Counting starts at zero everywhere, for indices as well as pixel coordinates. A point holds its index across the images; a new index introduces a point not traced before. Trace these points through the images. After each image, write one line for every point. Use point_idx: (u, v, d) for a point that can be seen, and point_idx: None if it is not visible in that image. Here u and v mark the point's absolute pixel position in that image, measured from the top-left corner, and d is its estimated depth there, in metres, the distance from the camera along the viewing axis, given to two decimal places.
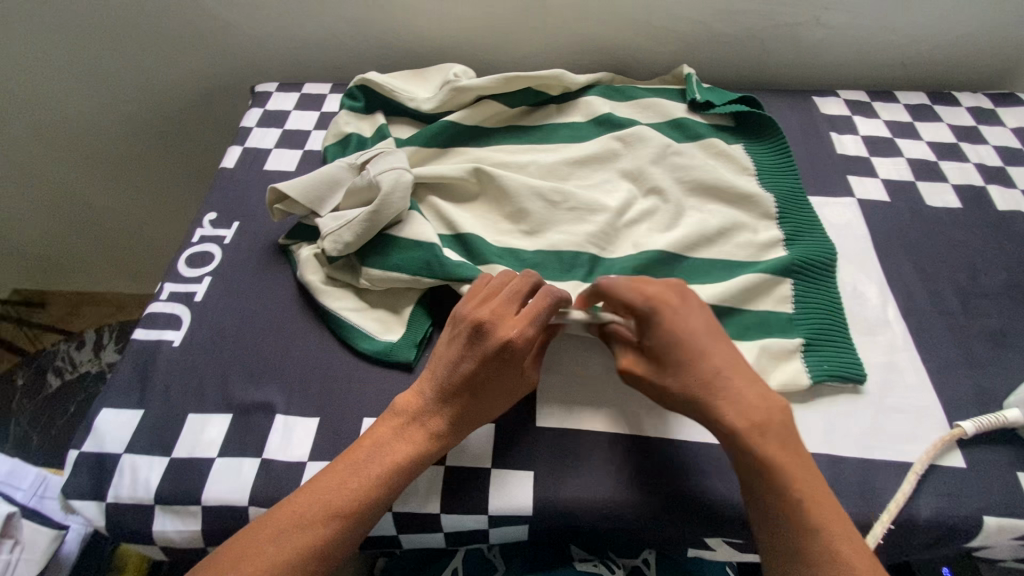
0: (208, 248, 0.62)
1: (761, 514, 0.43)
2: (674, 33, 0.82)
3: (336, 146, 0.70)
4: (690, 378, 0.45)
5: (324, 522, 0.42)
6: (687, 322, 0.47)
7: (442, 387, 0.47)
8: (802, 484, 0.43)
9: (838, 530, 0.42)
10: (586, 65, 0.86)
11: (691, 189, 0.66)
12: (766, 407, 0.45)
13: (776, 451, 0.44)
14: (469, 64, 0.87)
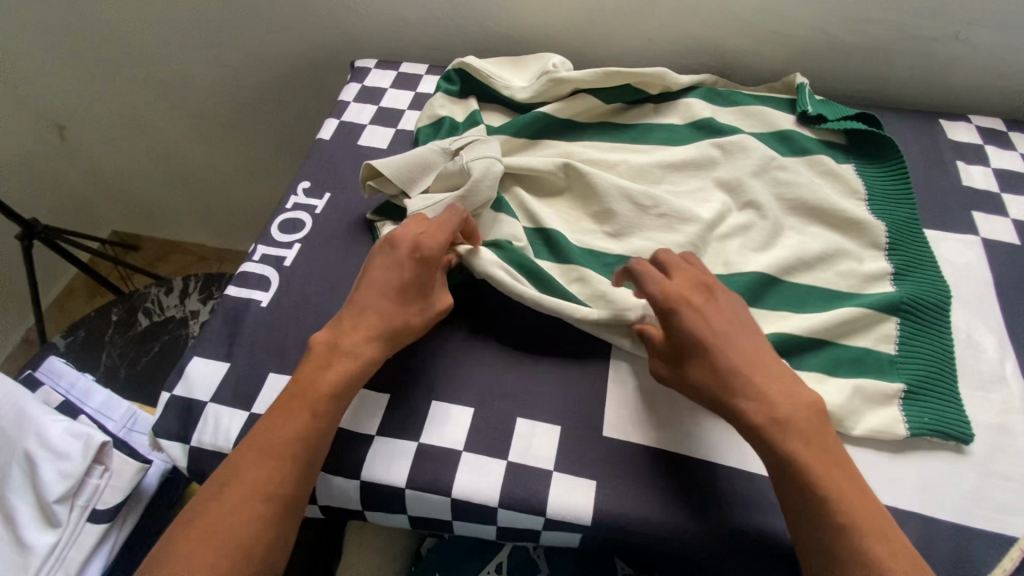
0: (300, 215, 0.64)
1: (798, 517, 0.41)
2: (789, 38, 0.77)
3: (429, 128, 0.71)
4: (706, 367, 0.45)
5: (268, 459, 0.43)
6: (704, 313, 0.47)
7: (362, 313, 0.48)
8: (831, 482, 0.41)
9: (879, 539, 0.39)
10: (688, 65, 0.83)
11: (791, 209, 0.63)
12: (783, 400, 0.44)
13: (801, 450, 0.42)
14: (566, 55, 0.85)
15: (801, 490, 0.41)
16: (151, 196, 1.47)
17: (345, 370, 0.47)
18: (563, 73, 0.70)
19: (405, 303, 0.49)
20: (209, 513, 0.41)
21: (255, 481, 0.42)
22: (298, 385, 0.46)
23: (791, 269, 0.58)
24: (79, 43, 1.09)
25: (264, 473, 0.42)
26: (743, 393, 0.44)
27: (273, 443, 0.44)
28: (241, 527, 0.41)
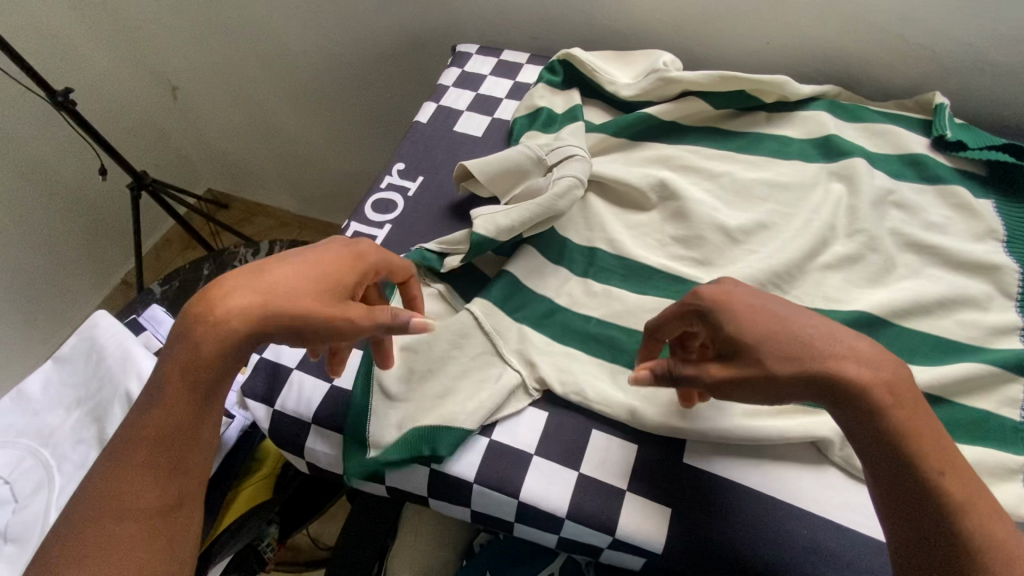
0: (393, 197, 0.65)
1: (901, 494, 0.37)
2: (930, 52, 0.69)
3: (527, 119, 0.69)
4: (787, 352, 0.40)
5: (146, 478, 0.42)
6: (753, 301, 0.43)
7: (246, 283, 0.43)
8: (931, 450, 0.37)
9: (993, 518, 0.36)
10: (806, 72, 0.77)
11: (914, 243, 0.57)
12: (872, 361, 0.39)
13: (905, 414, 0.38)
14: (673, 53, 0.81)
15: (904, 461, 0.37)
16: (245, 160, 1.56)
17: (208, 351, 0.42)
18: (674, 71, 0.67)
19: (294, 290, 0.43)
20: (98, 496, 0.41)
21: (142, 470, 0.42)
22: (170, 365, 0.43)
23: (906, 310, 0.53)
24: (200, 8, 1.16)
25: (133, 455, 0.42)
26: (827, 367, 0.39)
27: (151, 428, 0.43)
28: (128, 514, 0.41)
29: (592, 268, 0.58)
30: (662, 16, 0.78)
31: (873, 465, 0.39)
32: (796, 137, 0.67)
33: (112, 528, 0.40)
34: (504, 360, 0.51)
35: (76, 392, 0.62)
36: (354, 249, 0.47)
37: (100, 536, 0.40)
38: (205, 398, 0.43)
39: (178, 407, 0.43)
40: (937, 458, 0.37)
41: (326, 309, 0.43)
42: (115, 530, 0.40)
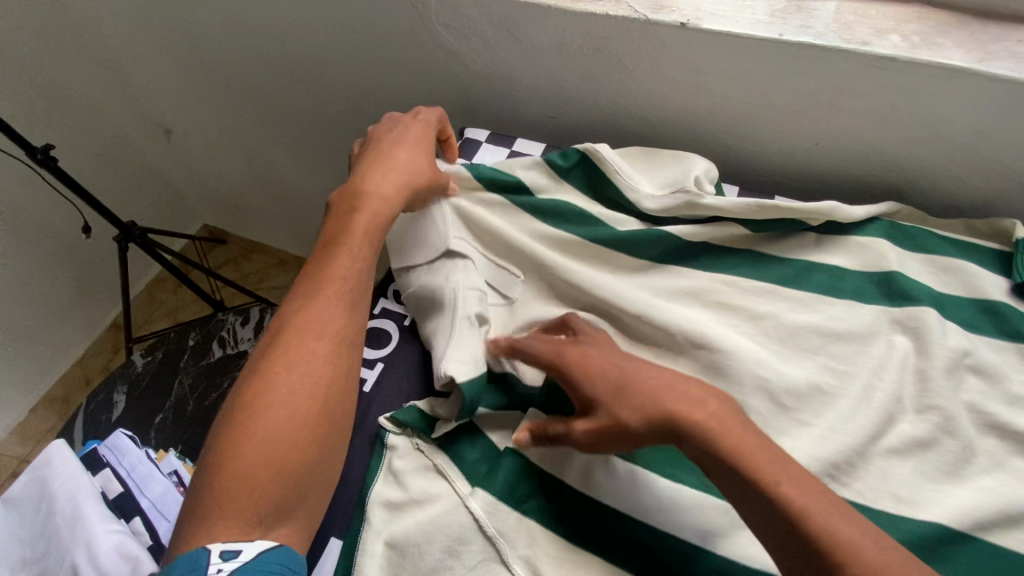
0: (387, 326, 0.63)
1: (759, 519, 0.40)
2: (1009, 170, 0.60)
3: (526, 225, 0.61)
4: (620, 400, 0.44)
5: (290, 415, 0.46)
6: (601, 357, 0.46)
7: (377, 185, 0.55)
8: (786, 487, 0.39)
9: (863, 546, 0.37)
10: (858, 179, 0.68)
11: (992, 426, 0.49)
12: (713, 411, 0.43)
13: (740, 443, 0.41)
14: (705, 147, 0.73)
15: (753, 499, 0.39)
16: (242, 202, 1.48)
17: (366, 247, 0.53)
18: (704, 196, 0.58)
19: (396, 176, 0.56)
20: (258, 376, 0.47)
21: (301, 358, 0.48)
22: (327, 265, 0.52)
23: (983, 519, 0.45)
24: (191, 56, 1.08)
25: (287, 343, 0.48)
26: (671, 416, 0.42)
27: (312, 324, 0.49)
28: (293, 394, 0.46)
29: None
30: (697, 110, 0.69)
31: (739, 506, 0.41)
32: (850, 268, 0.58)
33: (275, 408, 0.46)
34: (509, 569, 0.44)
35: (22, 552, 0.54)
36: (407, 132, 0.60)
37: (267, 412, 0.45)
38: (360, 303, 0.52)
39: (337, 296, 0.51)
40: (786, 490, 0.39)
41: (423, 179, 0.57)
42: (273, 407, 0.46)
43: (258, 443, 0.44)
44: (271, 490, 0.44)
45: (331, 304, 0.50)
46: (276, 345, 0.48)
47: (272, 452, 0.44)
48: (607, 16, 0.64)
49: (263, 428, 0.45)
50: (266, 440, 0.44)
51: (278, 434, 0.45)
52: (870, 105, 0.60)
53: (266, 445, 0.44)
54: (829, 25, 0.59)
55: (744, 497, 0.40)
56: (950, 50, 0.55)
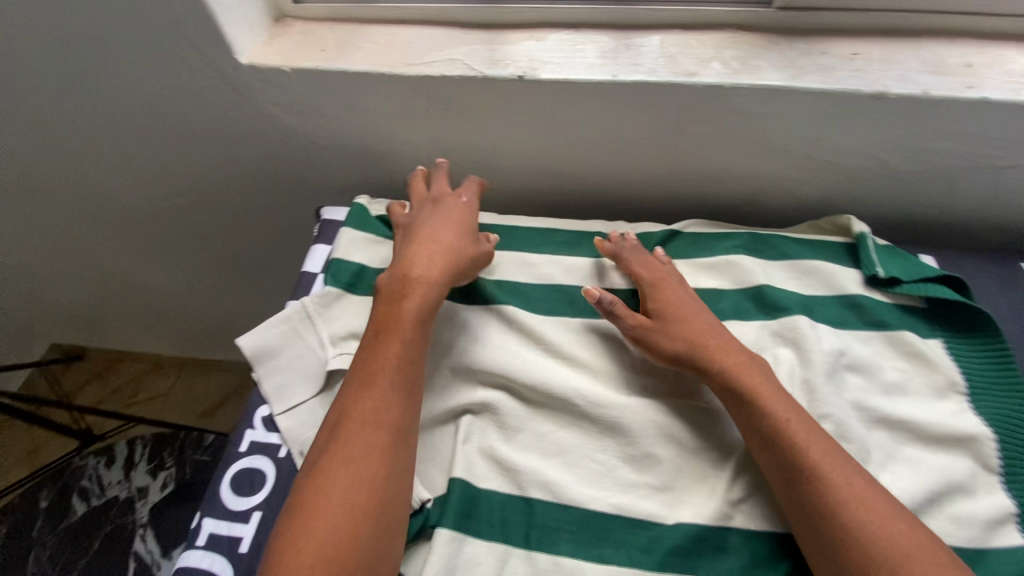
0: (257, 464, 0.51)
1: (794, 476, 0.44)
2: (838, 168, 0.65)
3: None
4: (694, 337, 0.52)
5: (352, 484, 0.42)
6: (678, 298, 0.55)
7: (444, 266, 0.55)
8: (818, 442, 0.45)
9: (865, 498, 0.42)
10: (716, 194, 0.71)
11: (877, 419, 0.51)
12: (751, 372, 0.49)
13: (769, 399, 0.47)
14: (572, 185, 0.72)
15: (778, 449, 0.45)
16: (92, 314, 1.29)
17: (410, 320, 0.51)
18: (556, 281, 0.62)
19: (436, 233, 0.57)
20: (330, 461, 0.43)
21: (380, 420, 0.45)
22: (382, 338, 0.50)
23: None
24: None
25: (372, 429, 0.44)
26: (708, 353, 0.50)
27: (367, 387, 0.47)
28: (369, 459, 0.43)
29: (535, 531, 0.46)
30: (555, 151, 0.68)
31: (776, 456, 0.45)
32: (725, 288, 0.60)
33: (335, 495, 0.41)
34: None
35: None
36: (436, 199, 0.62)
37: (339, 474, 0.42)
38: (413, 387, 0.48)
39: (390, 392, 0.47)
40: (815, 440, 0.45)
41: (455, 228, 0.58)
42: (362, 497, 0.42)
43: (332, 504, 0.41)
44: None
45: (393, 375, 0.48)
46: (353, 413, 0.45)
47: (330, 522, 0.40)
48: (443, 77, 0.62)
49: (332, 500, 0.41)
50: (326, 512, 0.40)
51: (343, 510, 0.41)
52: (711, 130, 0.62)
53: (326, 516, 0.40)
54: (656, 61, 0.61)
55: (767, 429, 0.46)
56: (767, 71, 0.58)
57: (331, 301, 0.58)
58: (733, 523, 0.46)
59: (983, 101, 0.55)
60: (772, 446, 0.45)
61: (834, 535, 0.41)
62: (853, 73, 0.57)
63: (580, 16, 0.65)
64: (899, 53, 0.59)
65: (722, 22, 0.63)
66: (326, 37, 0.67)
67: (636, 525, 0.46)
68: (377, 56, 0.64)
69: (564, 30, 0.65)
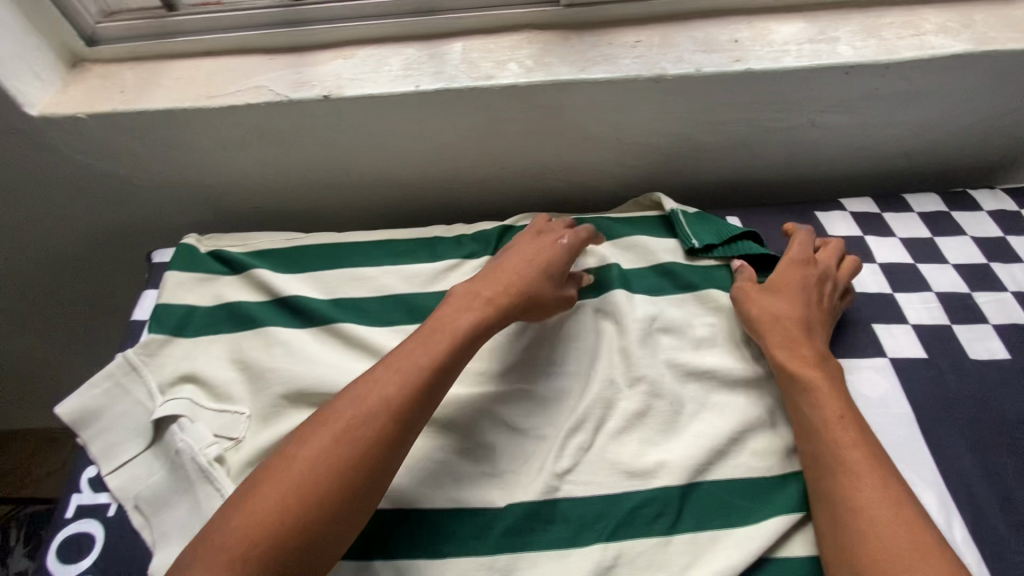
0: (84, 528, 0.49)
1: (823, 458, 0.47)
2: (649, 147, 0.70)
3: (237, 347, 0.58)
4: (796, 320, 0.55)
5: (299, 497, 0.40)
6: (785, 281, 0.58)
7: (503, 291, 0.54)
8: (831, 420, 0.49)
9: (867, 472, 0.45)
10: (551, 185, 0.75)
11: (689, 374, 0.56)
12: (813, 356, 0.53)
13: (818, 379, 0.51)
14: (413, 195, 0.74)
15: (810, 419, 0.49)
16: None
17: (462, 328, 0.50)
18: (394, 290, 0.62)
19: (500, 270, 0.56)
20: (291, 463, 0.41)
21: (360, 440, 0.43)
22: (427, 356, 0.48)
23: (703, 465, 0.51)
24: None
25: (388, 425, 0.44)
26: (816, 336, 0.55)
27: (360, 402, 0.44)
28: (328, 473, 0.41)
29: (374, 540, 0.47)
30: (384, 164, 0.69)
31: (811, 437, 0.49)
32: None
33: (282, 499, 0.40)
34: None
35: None
36: (544, 233, 0.61)
37: (292, 477, 0.41)
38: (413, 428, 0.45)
39: (375, 412, 0.44)
40: (834, 419, 0.48)
41: (528, 277, 0.55)
42: (342, 481, 0.41)
43: (274, 508, 0.39)
44: (273, 554, 0.38)
45: (388, 397, 0.45)
46: (340, 429, 0.43)
47: (302, 490, 0.40)
48: (249, 106, 0.61)
49: (307, 461, 0.42)
50: (307, 479, 0.41)
51: (319, 480, 0.41)
52: (523, 126, 0.65)
53: (309, 483, 0.41)
54: (458, 67, 0.63)
55: (806, 415, 0.50)
56: (559, 67, 0.62)
57: (156, 349, 0.57)
58: (561, 494, 0.49)
59: (748, 72, 0.61)
60: (813, 427, 0.49)
61: (846, 510, 0.44)
62: (635, 60, 0.62)
63: (385, 31, 0.66)
64: (676, 36, 0.64)
65: (519, 23, 0.66)
66: (127, 78, 0.65)
67: (471, 514, 0.48)
68: (181, 92, 0.63)
69: (371, 45, 0.66)
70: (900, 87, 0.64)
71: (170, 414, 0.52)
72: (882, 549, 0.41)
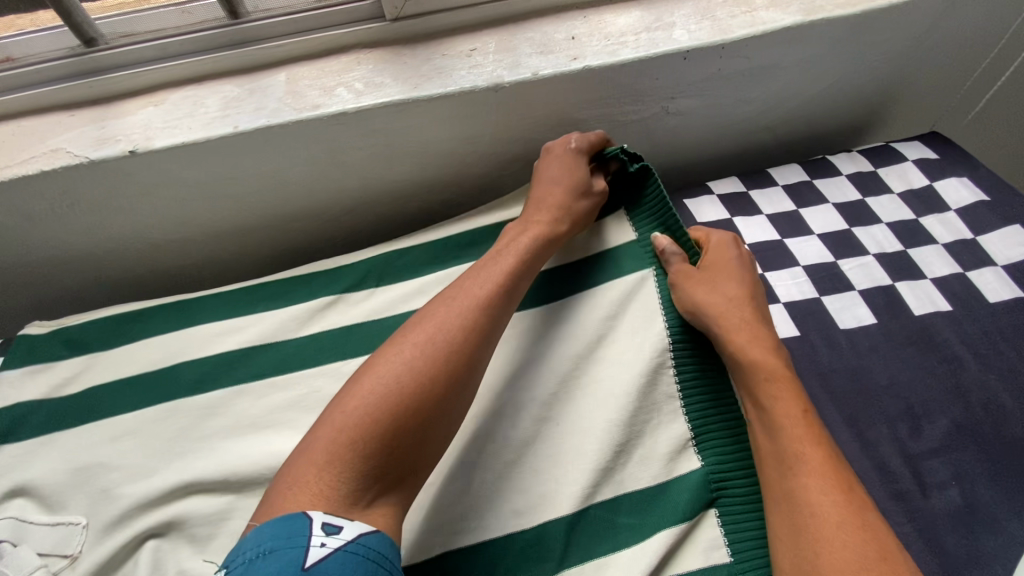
0: None
1: (778, 453, 0.46)
2: (509, 156, 0.67)
3: (68, 446, 0.51)
4: (744, 307, 0.54)
5: (368, 438, 0.39)
6: (720, 264, 0.57)
7: (549, 220, 0.56)
8: (790, 413, 0.47)
9: (823, 468, 0.44)
10: (419, 207, 0.71)
11: (567, 389, 0.53)
12: (767, 347, 0.52)
13: (777, 370, 0.50)
14: (273, 239, 0.69)
15: (770, 417, 0.48)
16: None
17: (517, 252, 0.53)
18: (249, 351, 0.57)
19: (538, 198, 0.58)
20: (382, 391, 0.41)
21: (423, 373, 0.43)
22: (472, 295, 0.49)
23: (593, 488, 0.47)
24: None
25: (448, 344, 0.45)
26: (766, 324, 0.54)
27: (426, 338, 0.45)
28: (394, 409, 0.41)
29: None
30: (228, 213, 0.64)
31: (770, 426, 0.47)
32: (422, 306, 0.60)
33: (357, 432, 0.39)
34: None
35: None
36: (551, 154, 0.61)
37: (376, 410, 0.40)
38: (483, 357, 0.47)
39: (445, 343, 0.45)
40: (794, 411, 0.47)
41: (561, 201, 0.58)
42: (410, 400, 0.41)
43: (360, 443, 0.39)
44: (359, 483, 0.38)
45: (448, 334, 0.45)
46: (401, 365, 0.43)
47: (344, 431, 0.40)
48: (45, 174, 0.55)
49: (354, 404, 0.41)
50: (370, 409, 0.40)
51: (364, 420, 0.40)
52: (367, 152, 0.61)
53: (339, 427, 0.40)
54: (281, 99, 0.58)
55: (764, 407, 0.48)
56: (390, 87, 0.58)
57: None
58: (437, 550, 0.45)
59: (586, 69, 0.58)
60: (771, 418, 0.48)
61: (796, 509, 0.43)
62: (470, 69, 0.59)
63: (201, 69, 0.61)
64: (512, 40, 0.61)
65: (348, 44, 0.62)
66: None
67: None
68: None
69: (187, 87, 0.60)
70: (743, 65, 0.63)
71: None
72: (832, 549, 0.40)
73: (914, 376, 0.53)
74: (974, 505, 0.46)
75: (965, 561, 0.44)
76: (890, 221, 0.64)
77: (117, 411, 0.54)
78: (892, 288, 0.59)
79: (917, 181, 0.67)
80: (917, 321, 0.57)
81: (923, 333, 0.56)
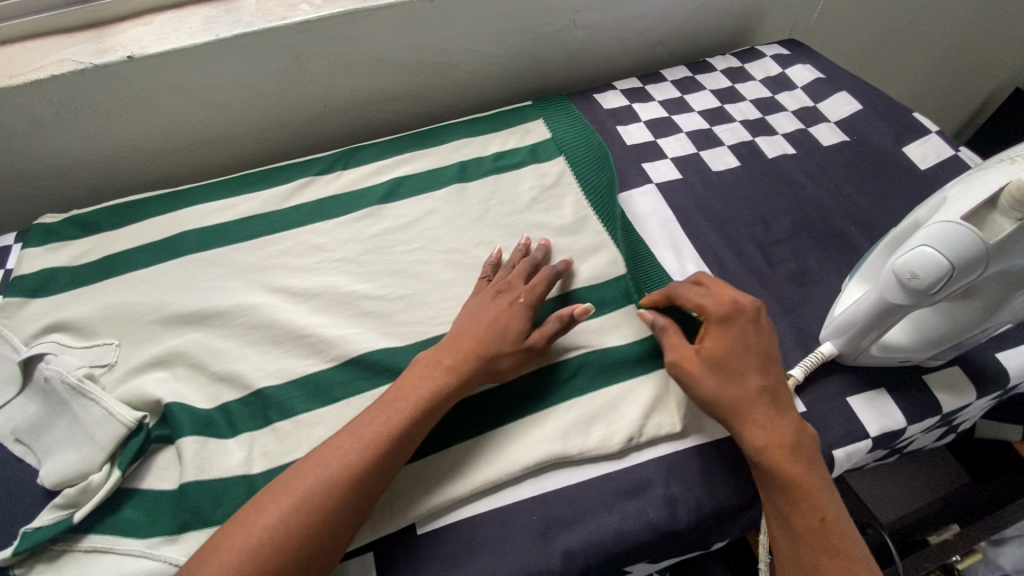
0: None
1: (806, 540, 0.44)
2: (449, 66, 0.81)
3: (95, 293, 0.62)
4: (755, 380, 0.48)
5: (280, 531, 0.40)
6: (732, 334, 0.50)
7: (466, 356, 0.52)
8: (811, 491, 0.45)
9: (832, 536, 0.44)
10: (378, 115, 0.84)
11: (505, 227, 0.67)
12: (785, 426, 0.47)
13: (790, 448, 0.46)
14: (253, 147, 0.81)
15: (788, 510, 0.46)
16: None
17: (420, 396, 0.49)
18: (242, 220, 0.69)
19: (463, 331, 0.54)
20: (292, 492, 0.42)
21: (336, 486, 0.43)
22: (382, 433, 0.46)
23: None
24: None
25: (371, 457, 0.45)
26: (773, 388, 0.49)
27: (341, 453, 0.45)
28: (300, 514, 0.41)
29: (251, 404, 0.54)
30: (212, 120, 0.76)
31: (789, 515, 0.45)
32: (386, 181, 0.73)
33: (260, 534, 0.40)
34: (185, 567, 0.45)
35: None
36: (505, 291, 0.57)
37: (284, 505, 0.42)
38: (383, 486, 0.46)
39: (353, 459, 0.44)
40: (801, 479, 0.45)
41: (486, 338, 0.53)
42: (349, 493, 0.43)
43: (264, 544, 0.40)
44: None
45: (360, 453, 0.45)
46: (320, 478, 0.43)
47: (265, 530, 0.40)
48: (55, 78, 0.65)
49: (300, 492, 0.42)
50: (292, 501, 0.42)
51: (292, 510, 0.41)
52: (328, 60, 0.74)
53: (287, 504, 0.42)
54: (254, 15, 0.70)
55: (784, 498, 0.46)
56: (345, 1, 0.71)
57: (16, 310, 0.61)
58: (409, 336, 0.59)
59: None
60: (790, 504, 0.45)
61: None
62: None
63: None
64: None
65: None
66: None
67: (335, 366, 0.57)
68: None
69: (171, 11, 0.72)
70: None
71: (37, 353, 0.56)
72: None
73: (766, 197, 0.69)
74: (805, 270, 0.62)
75: (799, 303, 0.60)
76: (752, 98, 0.81)
77: (133, 268, 0.65)
78: (752, 143, 0.76)
79: (773, 70, 0.85)
80: (770, 162, 0.73)
81: (774, 169, 0.72)
